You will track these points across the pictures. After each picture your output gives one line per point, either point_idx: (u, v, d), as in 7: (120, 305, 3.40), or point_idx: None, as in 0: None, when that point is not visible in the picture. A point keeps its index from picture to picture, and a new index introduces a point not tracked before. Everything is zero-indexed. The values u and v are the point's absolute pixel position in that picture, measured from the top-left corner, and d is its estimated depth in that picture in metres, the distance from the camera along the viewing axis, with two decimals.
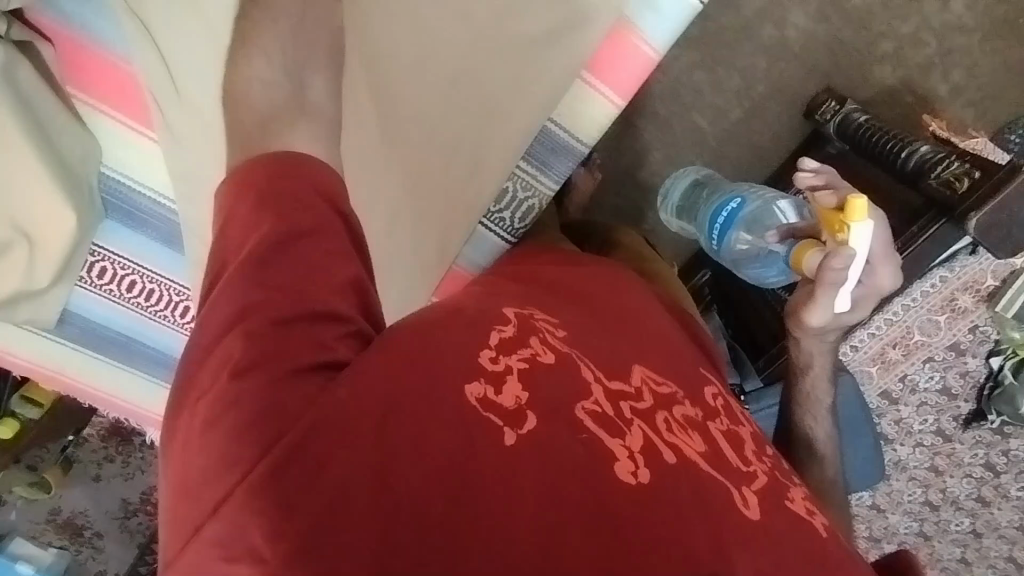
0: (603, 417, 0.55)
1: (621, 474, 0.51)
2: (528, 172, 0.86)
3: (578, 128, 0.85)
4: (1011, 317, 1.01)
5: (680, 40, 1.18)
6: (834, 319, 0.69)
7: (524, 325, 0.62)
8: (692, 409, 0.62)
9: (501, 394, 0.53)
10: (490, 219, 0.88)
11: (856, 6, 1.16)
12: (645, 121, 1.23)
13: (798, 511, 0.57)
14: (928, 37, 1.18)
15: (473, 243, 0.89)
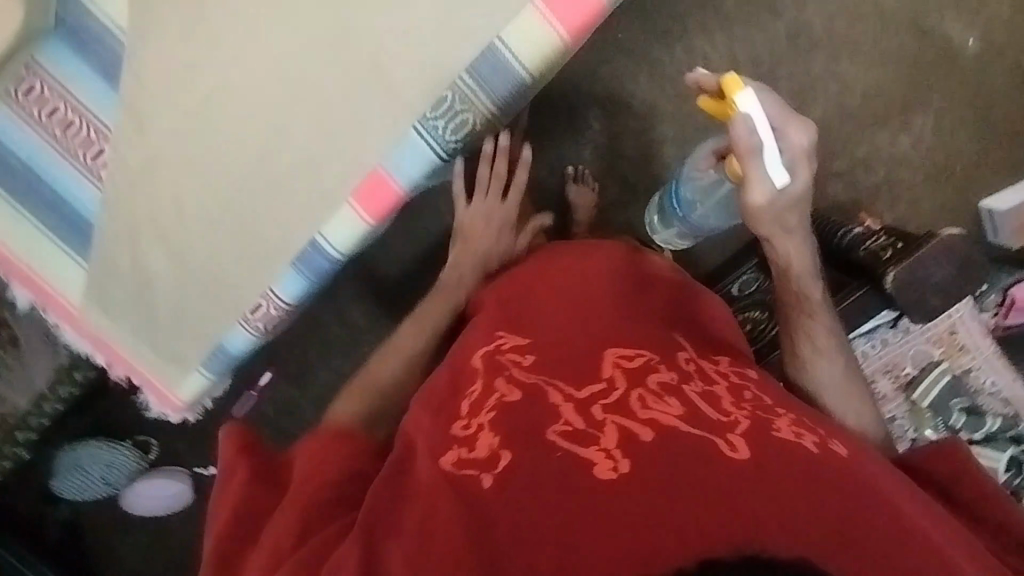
0: (573, 430, 0.60)
1: (600, 473, 0.56)
2: (471, 88, 0.70)
3: (528, 51, 0.69)
4: (927, 410, 1.06)
5: (658, 113, 1.26)
6: (784, 200, 0.70)
7: (491, 368, 0.71)
8: (668, 373, 0.68)
9: (473, 450, 0.62)
10: (423, 126, 0.71)
11: (819, 121, 1.26)
12: (614, 181, 1.28)
13: (788, 437, 0.62)
14: (879, 165, 1.27)
15: (400, 150, 0.72)
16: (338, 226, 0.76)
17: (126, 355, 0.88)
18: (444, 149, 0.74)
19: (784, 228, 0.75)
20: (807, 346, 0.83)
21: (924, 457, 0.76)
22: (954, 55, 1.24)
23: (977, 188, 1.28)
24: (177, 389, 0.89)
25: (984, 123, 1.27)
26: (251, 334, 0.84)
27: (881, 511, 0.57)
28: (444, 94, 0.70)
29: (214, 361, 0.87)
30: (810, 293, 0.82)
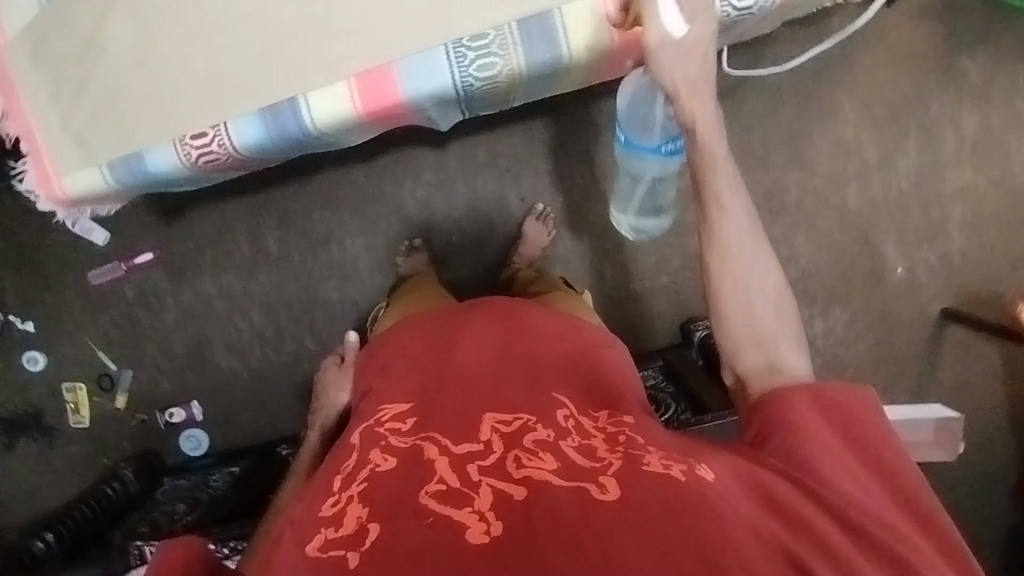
0: (448, 492, 0.61)
1: (473, 537, 0.56)
2: (512, 36, 0.80)
3: (574, 31, 0.80)
4: None
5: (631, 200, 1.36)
6: (681, 50, 0.74)
7: (370, 442, 0.74)
8: (544, 431, 0.69)
9: (342, 526, 0.62)
10: (455, 48, 0.80)
11: None
12: (570, 241, 1.37)
13: (657, 470, 0.63)
14: None
15: (423, 66, 0.80)
16: (325, 97, 0.80)
17: (28, 113, 0.83)
18: (460, 81, 0.81)
19: (685, 82, 0.76)
20: (718, 214, 0.78)
21: (835, 390, 0.71)
22: (882, 275, 1.38)
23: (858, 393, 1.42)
24: (66, 172, 0.84)
25: (883, 342, 1.40)
26: (178, 158, 0.82)
27: (745, 521, 0.58)
28: (488, 32, 0.79)
29: (123, 165, 0.82)
30: (711, 147, 0.78)
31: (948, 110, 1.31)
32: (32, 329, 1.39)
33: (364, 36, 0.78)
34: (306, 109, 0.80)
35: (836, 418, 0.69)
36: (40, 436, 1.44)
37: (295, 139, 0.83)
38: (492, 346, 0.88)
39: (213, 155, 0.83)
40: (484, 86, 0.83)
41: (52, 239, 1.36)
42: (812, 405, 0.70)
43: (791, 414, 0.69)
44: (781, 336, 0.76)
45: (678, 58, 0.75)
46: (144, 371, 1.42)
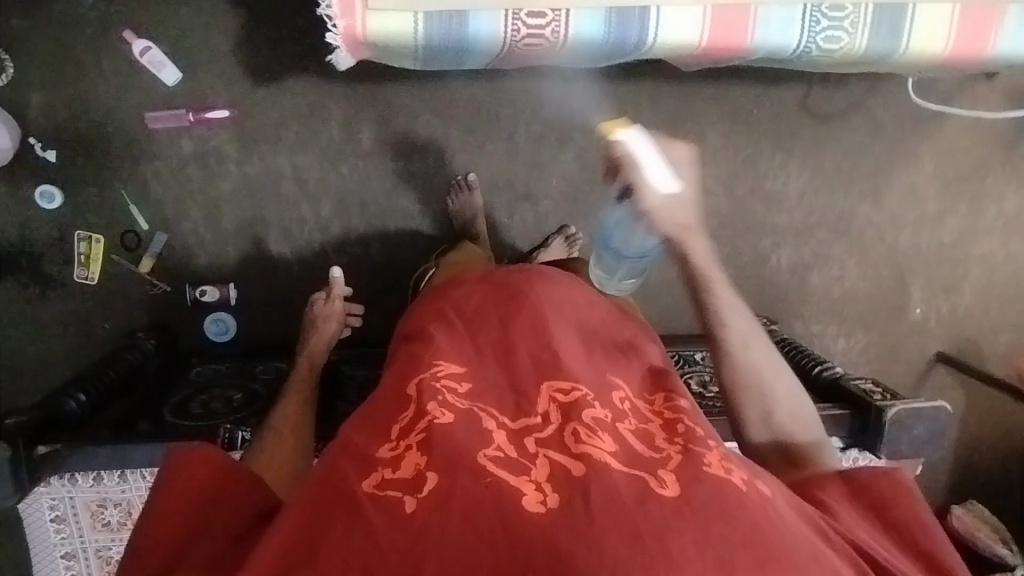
0: (507, 459, 0.61)
1: (529, 505, 0.56)
2: (864, 17, 0.94)
3: (917, 32, 0.95)
4: None
5: (723, 189, 1.41)
6: (673, 203, 0.77)
7: (426, 391, 0.71)
8: (602, 412, 0.69)
9: (399, 469, 0.61)
10: (810, 15, 0.94)
11: (808, 285, 1.49)
12: None
13: (716, 471, 0.61)
14: (813, 346, 1.53)
15: (777, 20, 0.93)
16: (672, 17, 0.90)
17: None
18: (804, 43, 0.95)
19: (679, 228, 0.79)
20: (721, 329, 0.81)
21: (868, 474, 0.73)
22: (903, 313, 1.55)
23: None
24: (380, 11, 0.86)
25: (885, 371, 1.57)
26: (505, 29, 0.89)
27: (805, 551, 0.57)
28: (845, 8, 0.93)
29: (446, 20, 0.87)
30: (708, 271, 0.81)
31: (1001, 185, 1.48)
32: (52, 159, 1.19)
33: None
34: (657, 17, 0.90)
35: (886, 511, 0.71)
36: (32, 282, 1.23)
37: (625, 45, 0.92)
38: (550, 311, 0.84)
39: (537, 39, 0.91)
40: (821, 56, 0.97)
41: (113, 64, 1.17)
42: (863, 506, 0.71)
43: (823, 492, 0.71)
44: (804, 426, 0.80)
45: (675, 208, 0.78)
46: (180, 237, 1.26)
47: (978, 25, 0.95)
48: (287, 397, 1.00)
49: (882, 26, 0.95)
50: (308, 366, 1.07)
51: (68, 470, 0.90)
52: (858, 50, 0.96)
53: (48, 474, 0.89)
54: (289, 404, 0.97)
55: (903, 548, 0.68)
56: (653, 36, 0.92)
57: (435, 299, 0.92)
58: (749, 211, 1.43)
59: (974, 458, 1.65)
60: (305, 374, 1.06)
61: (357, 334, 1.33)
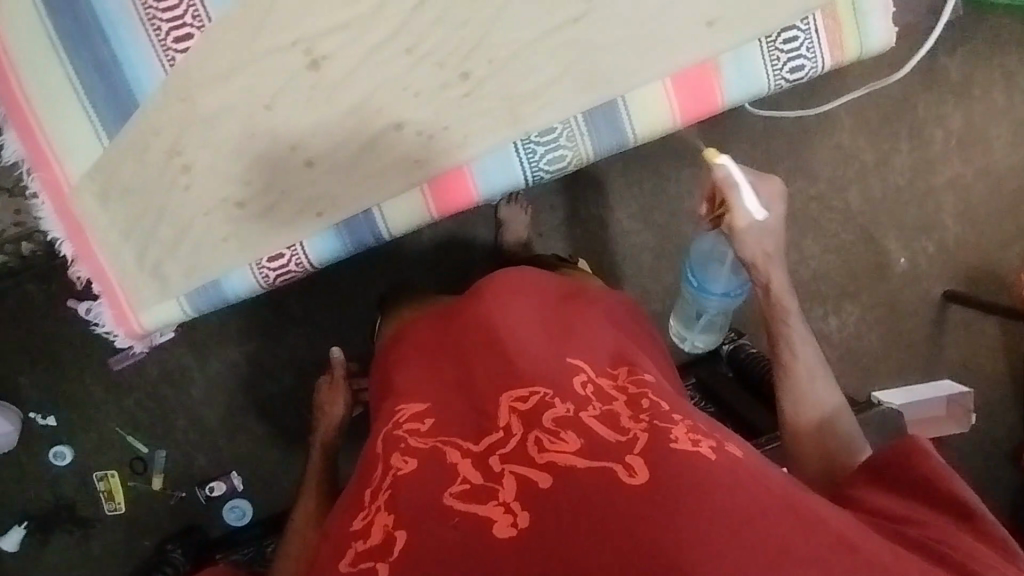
0: (471, 489, 0.65)
1: (500, 531, 0.61)
2: (579, 127, 1.01)
3: (638, 120, 1.02)
4: None
5: (645, 224, 1.40)
6: (760, 229, 0.85)
7: (392, 443, 0.78)
8: (563, 408, 0.73)
9: (370, 537, 0.67)
10: (524, 146, 1.01)
11: None
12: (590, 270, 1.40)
13: (683, 444, 0.67)
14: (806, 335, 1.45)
15: (498, 164, 1.01)
16: (399, 207, 1.02)
17: (98, 251, 0.97)
18: (531, 173, 1.03)
19: (765, 254, 0.86)
20: (791, 359, 0.85)
21: (879, 455, 0.75)
22: (888, 268, 1.44)
23: (873, 384, 1.47)
24: (144, 311, 1.00)
25: (894, 331, 1.46)
26: (256, 279, 1.02)
27: (779, 507, 0.62)
28: (555, 129, 1.01)
29: (201, 295, 1.01)
30: (785, 303, 0.86)
31: (932, 108, 1.40)
32: (54, 422, 1.36)
33: (410, 156, 0.98)
34: (380, 217, 1.02)
35: (894, 482, 0.73)
36: (74, 528, 1.39)
37: (366, 243, 1.04)
38: (497, 317, 0.89)
39: (289, 274, 1.03)
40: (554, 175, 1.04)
41: (72, 328, 1.33)
42: (885, 492, 0.72)
43: (850, 490, 0.74)
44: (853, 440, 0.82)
45: (759, 236, 0.85)
46: (177, 449, 1.40)
47: (700, 81, 1.01)
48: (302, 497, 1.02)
49: (600, 120, 1.01)
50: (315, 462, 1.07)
51: None
52: (585, 157, 1.03)
53: None
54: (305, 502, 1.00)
55: (919, 505, 0.70)
56: (385, 228, 1.03)
57: (405, 341, 1.00)
58: (679, 232, 1.41)
59: None
60: (321, 465, 1.06)
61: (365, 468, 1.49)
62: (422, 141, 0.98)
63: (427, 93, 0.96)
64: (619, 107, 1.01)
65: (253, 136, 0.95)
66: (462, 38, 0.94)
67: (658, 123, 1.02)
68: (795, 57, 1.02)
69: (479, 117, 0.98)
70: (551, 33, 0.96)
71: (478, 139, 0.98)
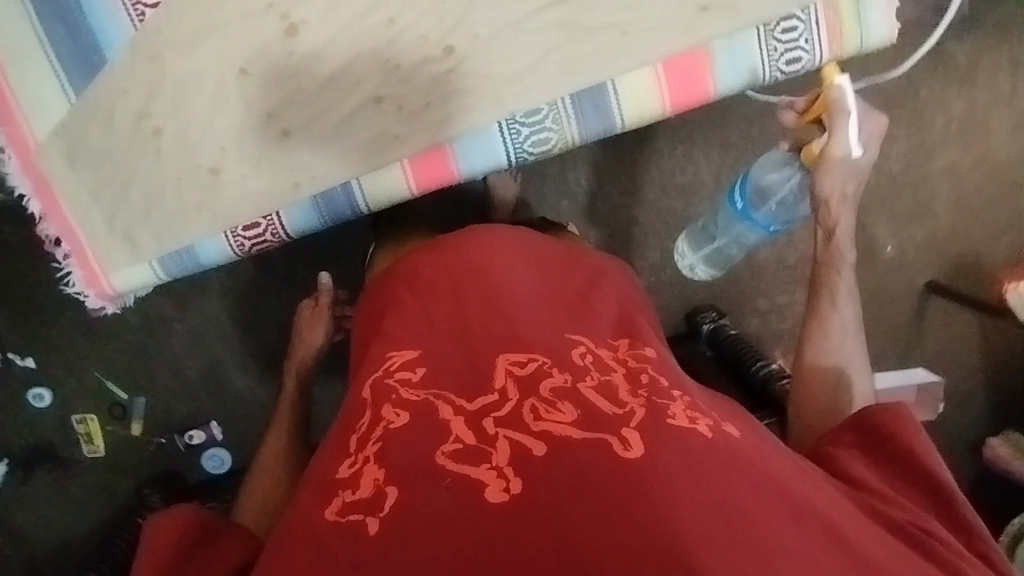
0: (464, 451, 0.65)
1: (493, 495, 0.61)
2: (565, 110, 1.01)
3: (626, 103, 1.01)
4: None
5: (636, 197, 1.39)
6: (850, 168, 0.86)
7: (380, 395, 0.77)
8: (561, 376, 0.73)
9: (359, 488, 0.66)
10: (508, 125, 1.00)
11: (760, 258, 1.43)
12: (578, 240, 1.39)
13: (680, 422, 0.68)
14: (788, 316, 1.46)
15: (480, 141, 1.01)
16: (374, 180, 1.01)
17: (66, 212, 1.01)
18: (514, 153, 1.02)
19: (840, 195, 0.88)
20: (831, 312, 0.90)
21: (877, 416, 0.77)
22: (874, 253, 1.45)
23: None
24: (115, 272, 1.04)
25: (874, 316, 1.48)
26: (228, 246, 1.03)
27: (773, 489, 0.64)
28: (540, 110, 1.00)
29: (173, 261, 1.04)
30: (843, 254, 0.90)
31: (936, 93, 1.37)
32: (33, 364, 1.36)
33: (390, 130, 0.98)
34: (357, 188, 1.01)
35: (877, 448, 0.76)
36: (54, 468, 1.41)
37: (345, 215, 1.04)
38: (496, 280, 0.88)
39: (264, 243, 1.05)
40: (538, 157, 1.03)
41: (52, 272, 1.32)
42: (863, 459, 0.75)
43: (832, 446, 0.78)
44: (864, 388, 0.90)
45: (843, 173, 0.86)
46: (158, 395, 1.41)
47: (693, 68, 1.00)
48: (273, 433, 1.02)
49: (585, 104, 1.00)
50: (290, 391, 1.06)
51: None
52: (570, 140, 1.02)
53: None
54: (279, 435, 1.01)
55: (902, 480, 0.73)
56: (363, 201, 1.03)
57: (380, 284, 0.96)
58: (670, 208, 1.40)
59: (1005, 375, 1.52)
60: (296, 396, 1.06)
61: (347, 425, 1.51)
62: (401, 116, 0.98)
63: (407, 65, 0.96)
64: (603, 93, 1.00)
65: (229, 104, 0.96)
66: (445, 14, 0.95)
67: (648, 108, 1.01)
68: (793, 49, 1.01)
69: (462, 92, 0.97)
70: (538, 13, 0.96)
71: (460, 117, 0.98)
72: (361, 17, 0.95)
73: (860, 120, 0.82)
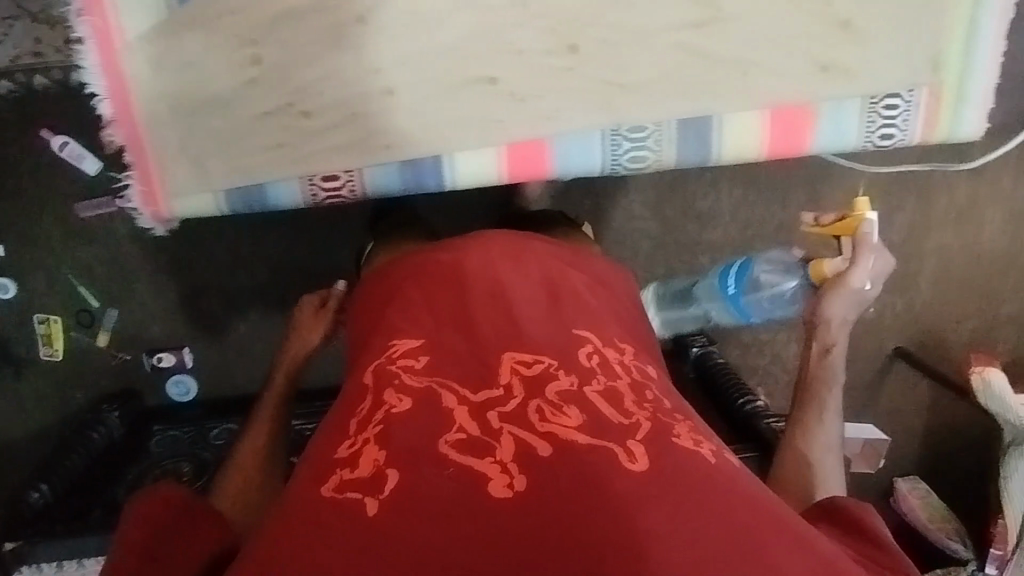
0: (468, 443, 0.69)
1: (497, 490, 0.64)
2: (668, 133, 1.01)
3: (728, 141, 1.02)
4: None
5: (654, 213, 1.41)
6: (857, 295, 0.92)
7: (382, 378, 0.79)
8: (567, 379, 0.76)
9: (358, 468, 0.69)
10: (611, 136, 1.01)
11: None
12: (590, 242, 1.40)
13: (682, 442, 0.73)
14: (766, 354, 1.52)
15: (582, 145, 1.00)
16: (467, 160, 0.99)
17: (141, 124, 0.96)
18: (610, 164, 1.02)
19: (841, 320, 0.93)
20: (816, 421, 0.91)
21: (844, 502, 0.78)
22: (856, 312, 1.52)
23: None
24: (177, 197, 1.00)
25: None
26: (304, 192, 1.00)
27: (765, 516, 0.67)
28: (645, 127, 1.00)
29: (244, 196, 1.00)
30: (834, 373, 0.93)
31: (947, 177, 1.45)
32: (0, 254, 1.27)
33: (491, 115, 0.97)
34: (450, 164, 0.99)
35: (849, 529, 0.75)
36: (5, 365, 1.34)
37: (427, 189, 1.01)
38: (509, 273, 0.90)
39: (339, 198, 1.01)
40: (631, 173, 1.04)
41: (41, 163, 1.23)
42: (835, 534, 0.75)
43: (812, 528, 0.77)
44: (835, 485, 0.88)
45: (841, 300, 0.92)
46: (131, 312, 1.34)
47: (797, 120, 1.02)
48: (249, 432, 0.99)
49: (687, 132, 1.01)
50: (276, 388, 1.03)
51: (37, 561, 1.02)
52: (665, 164, 1.03)
53: (18, 566, 1.01)
54: (256, 434, 0.98)
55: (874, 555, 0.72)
56: (450, 178, 1.00)
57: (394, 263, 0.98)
58: (683, 231, 1.42)
59: (949, 449, 1.61)
60: (284, 391, 1.03)
61: (314, 376, 1.47)
62: (509, 101, 0.97)
63: (529, 53, 0.96)
64: (710, 126, 1.01)
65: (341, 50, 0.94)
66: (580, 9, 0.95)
67: (748, 150, 1.02)
68: (888, 125, 1.05)
69: (578, 91, 0.97)
70: (669, 30, 0.96)
71: (569, 114, 0.98)
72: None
73: (877, 250, 0.92)
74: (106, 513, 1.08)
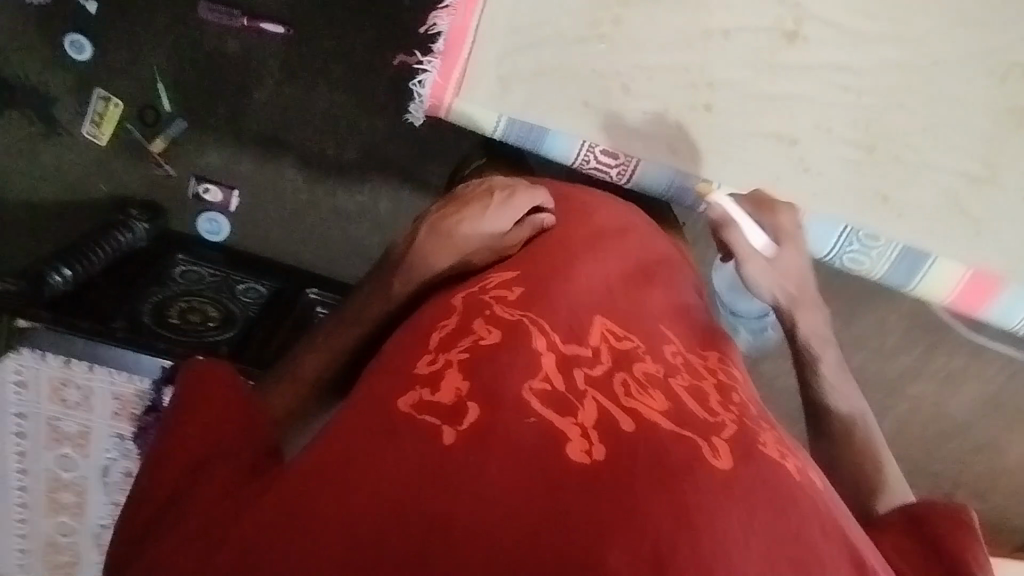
0: (553, 395, 0.51)
1: (573, 452, 0.47)
2: (890, 251, 0.97)
3: (929, 287, 0.99)
4: None
5: None
6: (781, 263, 0.75)
7: (472, 309, 0.62)
8: (654, 365, 0.59)
9: (437, 392, 0.51)
10: (850, 233, 0.97)
11: None
12: None
13: (770, 453, 0.53)
14: None
15: (829, 235, 0.97)
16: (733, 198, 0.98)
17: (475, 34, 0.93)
18: (833, 255, 0.99)
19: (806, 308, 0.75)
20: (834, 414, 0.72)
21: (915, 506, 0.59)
22: None
23: None
24: (467, 104, 0.95)
25: None
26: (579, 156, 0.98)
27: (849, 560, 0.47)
28: (878, 239, 0.97)
29: (526, 133, 0.97)
30: (823, 353, 0.74)
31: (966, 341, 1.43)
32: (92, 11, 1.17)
33: (771, 170, 0.96)
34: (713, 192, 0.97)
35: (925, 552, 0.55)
36: (38, 121, 1.23)
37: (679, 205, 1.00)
38: (609, 250, 0.75)
39: (603, 172, 1.00)
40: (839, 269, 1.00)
41: None
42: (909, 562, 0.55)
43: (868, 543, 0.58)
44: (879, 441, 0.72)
45: (784, 273, 0.75)
46: (196, 131, 1.24)
47: (985, 285, 0.98)
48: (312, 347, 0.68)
49: (901, 260, 0.98)
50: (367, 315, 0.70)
51: (38, 347, 0.94)
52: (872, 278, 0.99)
53: (19, 345, 0.94)
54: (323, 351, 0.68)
55: None
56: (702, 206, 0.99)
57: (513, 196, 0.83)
58: None
59: None
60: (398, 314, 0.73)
61: (337, 274, 1.32)
62: (797, 169, 0.95)
63: (836, 135, 0.94)
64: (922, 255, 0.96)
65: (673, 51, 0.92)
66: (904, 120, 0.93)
67: (936, 295, 0.99)
68: None
69: (864, 195, 0.95)
70: (954, 174, 0.94)
71: (832, 198, 0.96)
72: (837, 69, 0.92)
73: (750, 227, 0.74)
74: (126, 327, 1.01)
